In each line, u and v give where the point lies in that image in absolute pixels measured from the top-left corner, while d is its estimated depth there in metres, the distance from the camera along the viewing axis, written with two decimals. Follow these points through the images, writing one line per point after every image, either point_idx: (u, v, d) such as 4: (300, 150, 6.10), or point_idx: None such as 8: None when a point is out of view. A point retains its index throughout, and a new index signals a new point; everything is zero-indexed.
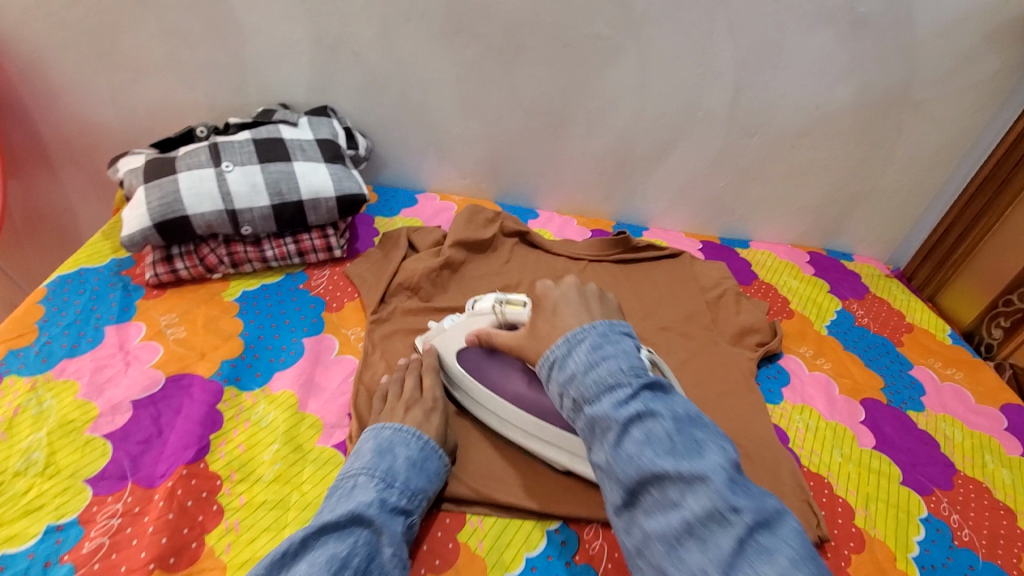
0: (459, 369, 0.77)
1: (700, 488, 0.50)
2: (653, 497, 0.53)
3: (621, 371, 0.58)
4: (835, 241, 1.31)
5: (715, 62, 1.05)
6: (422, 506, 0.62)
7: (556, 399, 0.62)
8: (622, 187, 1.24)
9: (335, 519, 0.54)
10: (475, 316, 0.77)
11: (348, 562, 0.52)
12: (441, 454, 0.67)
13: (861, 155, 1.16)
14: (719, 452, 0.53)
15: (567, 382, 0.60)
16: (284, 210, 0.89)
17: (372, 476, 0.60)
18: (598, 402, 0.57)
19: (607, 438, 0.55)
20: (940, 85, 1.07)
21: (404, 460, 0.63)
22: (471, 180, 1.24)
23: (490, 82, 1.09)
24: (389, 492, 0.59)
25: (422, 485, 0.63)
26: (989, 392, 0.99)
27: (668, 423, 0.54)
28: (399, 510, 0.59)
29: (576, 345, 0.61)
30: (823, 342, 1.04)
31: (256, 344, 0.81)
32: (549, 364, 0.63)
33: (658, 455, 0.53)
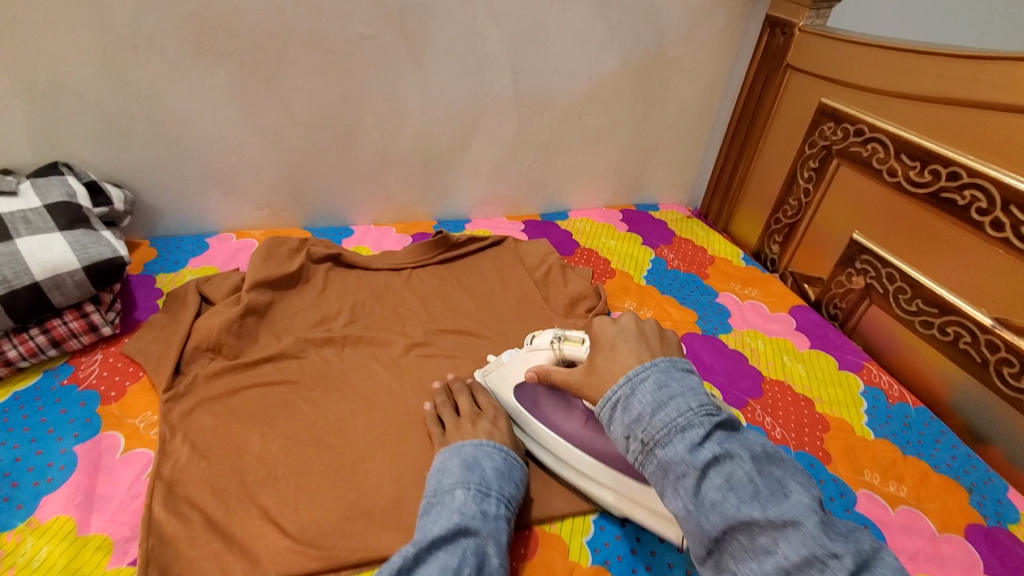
0: (513, 400, 0.78)
1: (795, 534, 0.45)
2: (740, 542, 0.47)
3: (692, 411, 0.51)
4: (641, 194, 1.42)
5: (486, 47, 1.05)
6: (513, 514, 0.63)
7: (618, 444, 0.54)
8: (434, 185, 1.21)
9: (442, 532, 0.56)
10: (534, 352, 0.75)
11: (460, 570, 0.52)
12: (519, 463, 0.69)
13: (642, 114, 1.25)
14: (804, 491, 0.48)
15: (632, 425, 0.53)
16: (15, 299, 0.73)
17: (468, 487, 0.61)
18: (670, 445, 0.50)
19: (684, 485, 0.49)
20: (688, 41, 1.19)
21: (493, 472, 0.65)
22: (269, 210, 1.13)
23: (257, 103, 0.99)
24: (486, 503, 0.60)
25: (512, 493, 0.64)
26: (779, 299, 1.15)
27: (749, 464, 0.48)
28: (501, 521, 0.60)
29: (640, 385, 0.53)
30: (644, 292, 1.11)
31: (11, 469, 0.65)
32: (608, 405, 0.55)
33: (742, 502, 0.47)
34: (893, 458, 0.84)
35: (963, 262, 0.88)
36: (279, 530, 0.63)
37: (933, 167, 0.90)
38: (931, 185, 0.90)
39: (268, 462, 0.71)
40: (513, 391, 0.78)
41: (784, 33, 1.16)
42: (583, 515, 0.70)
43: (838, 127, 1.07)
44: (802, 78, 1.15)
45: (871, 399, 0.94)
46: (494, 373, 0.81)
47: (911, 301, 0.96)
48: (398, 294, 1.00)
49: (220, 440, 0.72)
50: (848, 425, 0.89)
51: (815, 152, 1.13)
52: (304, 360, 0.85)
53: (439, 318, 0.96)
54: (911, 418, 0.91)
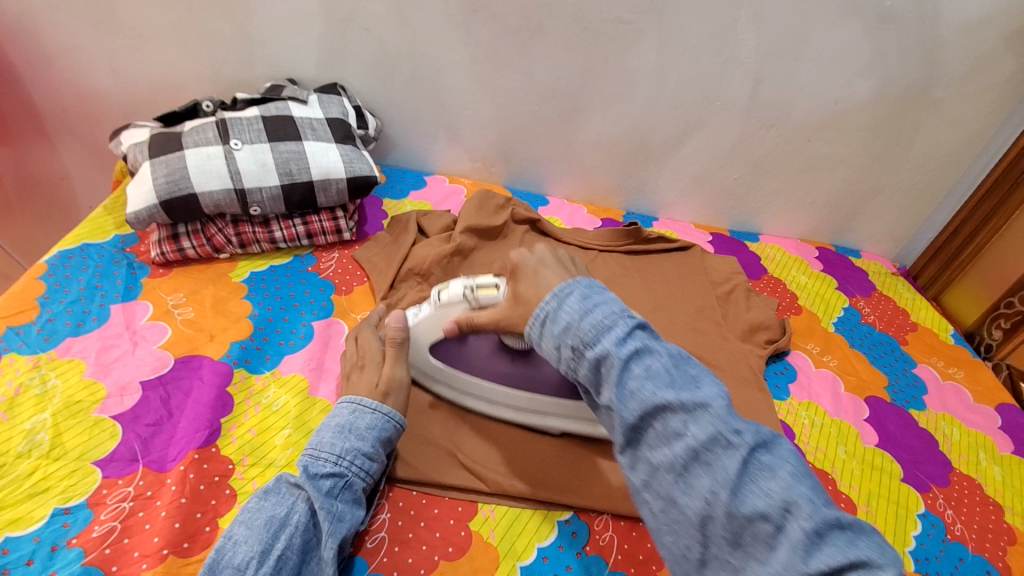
0: (433, 362, 0.74)
1: (704, 416, 0.49)
2: (655, 429, 0.51)
3: (615, 313, 0.55)
4: (844, 236, 1.31)
5: (737, 51, 1.02)
6: (360, 468, 0.61)
7: (551, 356, 0.57)
8: (635, 176, 1.22)
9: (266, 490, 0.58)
10: (444, 308, 0.69)
11: (284, 522, 0.55)
12: (370, 410, 0.64)
13: (877, 152, 1.15)
14: (712, 383, 0.52)
15: (562, 333, 0.55)
16: (294, 191, 0.86)
17: (306, 449, 0.62)
18: (598, 344, 0.53)
19: (613, 376, 0.52)
20: (960, 84, 1.06)
21: (334, 429, 0.63)
22: (481, 163, 1.21)
23: (505, 64, 1.06)
24: (313, 460, 0.60)
25: (354, 447, 0.61)
26: (988, 391, 1.01)
27: (666, 358, 0.53)
28: (332, 471, 0.60)
29: (567, 297, 0.57)
30: (831, 339, 1.04)
31: (266, 325, 0.80)
32: (539, 320, 0.58)
33: (659, 388, 0.51)
34: None
35: None
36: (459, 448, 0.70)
37: None
38: None
39: None
40: (430, 353, 0.73)
41: None
42: None
43: None
44: None
45: None
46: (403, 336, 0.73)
47: None
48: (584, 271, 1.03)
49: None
50: None
51: None
52: None
53: None
54: None
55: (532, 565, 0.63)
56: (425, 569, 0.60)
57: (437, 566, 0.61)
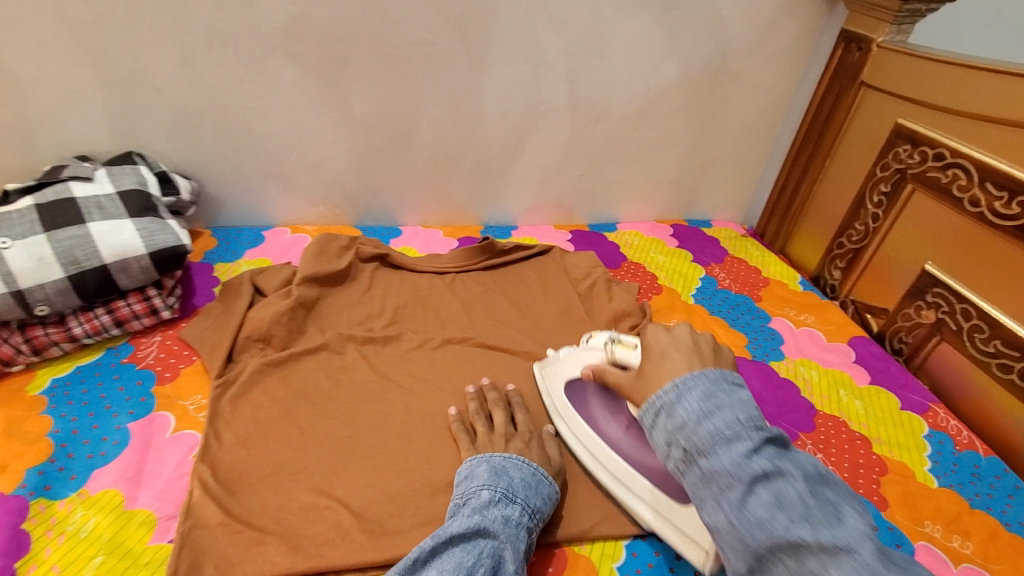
0: (564, 396, 0.79)
1: (848, 565, 0.41)
2: (787, 567, 0.44)
3: (738, 422, 0.50)
4: (694, 210, 1.37)
5: (544, 55, 1.05)
6: (538, 527, 0.63)
7: (660, 451, 0.54)
8: (483, 190, 1.21)
9: (462, 530, 0.57)
10: (589, 351, 0.79)
11: (473, 569, 0.53)
12: (550, 479, 0.67)
13: (701, 127, 1.22)
14: (861, 523, 0.45)
15: (675, 432, 0.53)
16: (86, 280, 0.78)
17: (495, 491, 0.62)
18: (713, 455, 0.50)
19: (729, 496, 0.48)
20: (754, 53, 1.14)
21: (519, 481, 0.64)
22: (323, 207, 1.16)
23: (319, 103, 1.02)
24: (509, 509, 0.60)
25: (540, 505, 0.64)
26: (837, 329, 1.08)
27: (801, 484, 0.46)
28: (524, 528, 0.60)
29: (687, 392, 0.54)
30: (691, 311, 1.08)
31: (70, 440, 0.69)
32: (653, 410, 0.55)
33: (793, 524, 0.44)
34: (958, 511, 0.77)
35: None
36: (313, 523, 0.64)
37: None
38: (1018, 217, 0.83)
39: (304, 456, 0.71)
40: (564, 387, 0.79)
41: (860, 49, 1.09)
42: (615, 539, 0.68)
43: (915, 150, 1.00)
44: (879, 97, 1.08)
45: (936, 443, 0.87)
46: (550, 366, 0.83)
47: (988, 342, 0.88)
48: (441, 297, 1.00)
49: (264, 426, 0.74)
50: (909, 471, 0.83)
51: (887, 175, 1.06)
52: (345, 357, 0.86)
53: (479, 325, 0.96)
54: (984, 469, 0.84)
55: None
56: None
57: None
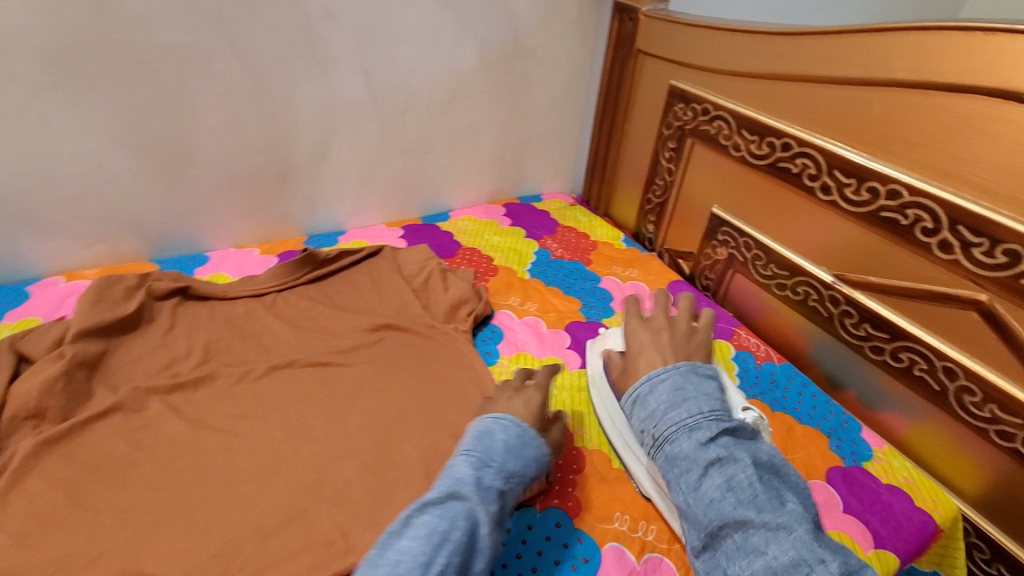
0: (597, 369, 0.87)
1: (784, 536, 0.52)
2: (734, 541, 0.53)
3: (701, 414, 0.61)
4: (523, 187, 1.41)
5: (329, 47, 0.99)
6: (517, 490, 0.62)
7: (637, 436, 0.65)
8: (298, 198, 1.13)
9: (435, 496, 0.56)
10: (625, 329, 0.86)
11: (449, 535, 0.53)
12: (537, 441, 0.66)
13: (509, 106, 1.24)
14: (796, 502, 0.56)
15: (648, 420, 0.63)
16: None
17: (467, 456, 0.61)
18: (677, 442, 0.60)
19: (690, 480, 0.57)
20: (543, 30, 1.19)
21: (502, 443, 0.63)
22: (105, 244, 1.00)
23: (63, 126, 0.87)
24: (484, 472, 0.60)
25: (521, 468, 0.63)
26: (658, 277, 1.19)
27: (750, 469, 0.56)
28: (498, 491, 0.59)
29: (658, 385, 0.65)
30: (528, 286, 1.12)
31: None
32: (631, 401, 0.67)
33: (740, 502, 0.54)
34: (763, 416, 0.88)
35: (811, 227, 0.94)
36: None
37: (770, 140, 0.96)
38: (769, 156, 0.97)
39: (101, 538, 0.62)
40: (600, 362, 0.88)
41: (631, 19, 1.19)
42: None
43: (688, 107, 1.12)
44: (653, 63, 1.18)
45: (742, 362, 0.99)
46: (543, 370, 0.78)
47: (767, 267, 1.03)
48: (261, 322, 0.92)
49: (46, 516, 0.63)
50: None
51: (671, 133, 1.17)
52: (147, 412, 0.76)
53: (309, 343, 0.90)
54: (778, 375, 0.97)
55: None
56: None
57: None
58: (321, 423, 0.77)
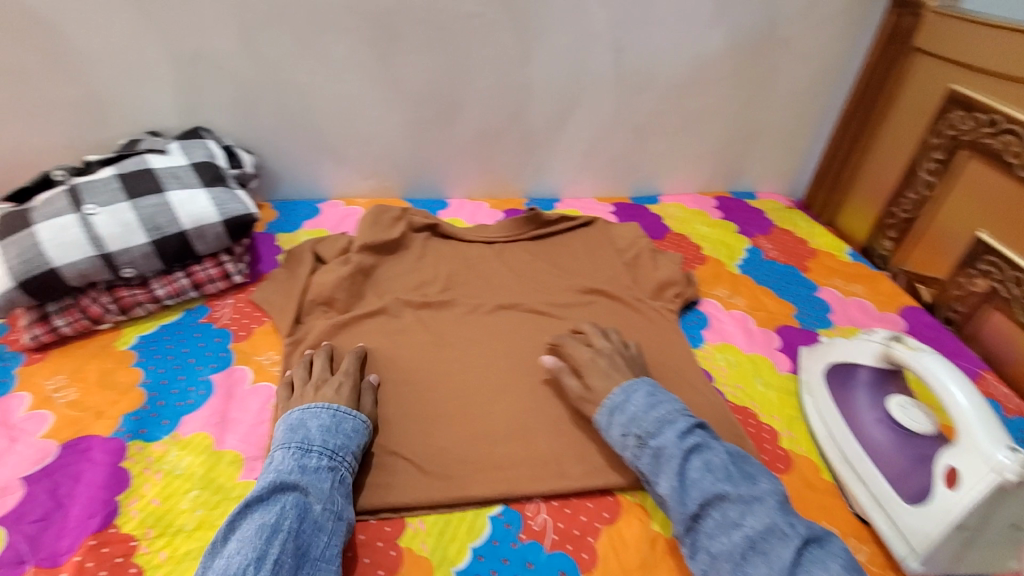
0: (819, 374, 0.83)
1: (758, 508, 0.57)
2: (715, 519, 0.58)
3: (676, 412, 0.66)
4: (738, 182, 1.36)
5: (591, 24, 1.05)
6: (350, 462, 0.64)
7: (617, 442, 0.67)
8: (528, 163, 1.23)
9: (258, 493, 0.58)
10: (864, 341, 0.78)
11: (278, 525, 0.55)
12: (355, 414, 0.68)
13: (747, 97, 1.20)
14: (769, 482, 0.61)
15: (629, 424, 0.66)
16: (167, 244, 0.83)
17: (288, 448, 0.62)
18: (659, 437, 0.64)
19: (670, 468, 0.61)
20: (805, 17, 1.12)
21: (318, 428, 0.64)
22: (374, 180, 1.19)
23: (370, 77, 1.05)
24: (306, 459, 0.61)
25: (344, 442, 0.65)
26: (888, 299, 1.07)
27: (723, 455, 0.62)
28: (326, 470, 0.61)
29: (634, 394, 0.69)
30: (738, 281, 1.09)
31: (160, 390, 0.75)
32: (608, 411, 0.69)
33: (718, 480, 0.60)
34: None
35: None
36: (383, 468, 0.68)
37: None
38: None
39: (370, 407, 0.76)
40: (823, 366, 0.82)
41: (913, 13, 1.09)
42: None
43: (969, 116, 0.99)
44: (932, 64, 1.07)
45: None
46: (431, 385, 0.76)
47: None
48: (490, 265, 1.03)
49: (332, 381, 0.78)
50: None
51: (941, 142, 1.05)
52: (402, 320, 0.90)
53: (529, 292, 0.98)
54: None
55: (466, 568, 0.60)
56: None
57: None
58: (539, 363, 0.85)
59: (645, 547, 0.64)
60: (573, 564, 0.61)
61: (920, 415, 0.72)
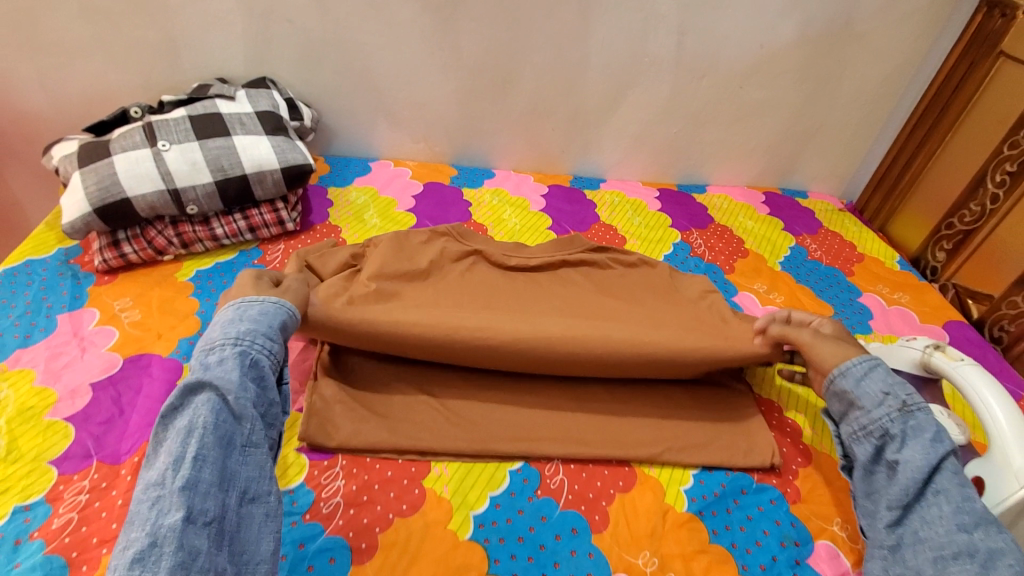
0: None
1: (992, 527, 0.54)
2: (940, 512, 0.55)
3: None
4: (790, 179, 1.33)
5: (657, 4, 1.04)
6: (274, 347, 0.58)
7: (868, 392, 0.62)
8: (577, 139, 1.23)
9: (172, 400, 0.51)
10: (901, 347, 0.76)
11: (194, 425, 0.49)
12: (260, 301, 0.60)
13: (810, 91, 1.17)
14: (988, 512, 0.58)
15: (896, 386, 0.62)
16: (228, 186, 0.88)
17: (202, 348, 0.55)
18: (927, 416, 0.59)
19: (933, 448, 0.57)
20: (882, 14, 1.08)
21: (219, 326, 0.57)
22: (424, 143, 1.22)
23: (431, 41, 1.07)
24: (218, 354, 0.54)
25: (259, 328, 0.58)
26: (934, 311, 1.04)
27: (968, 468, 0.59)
28: (249, 360, 0.55)
29: (891, 365, 0.64)
30: (777, 277, 1.07)
31: (213, 320, 0.81)
32: (870, 363, 0.64)
33: (966, 484, 0.56)
34: None
35: None
36: (414, 413, 0.71)
37: None
38: None
39: None
40: None
41: (1004, 15, 1.03)
42: (686, 467, 0.71)
43: None
44: (1017, 70, 1.02)
45: None
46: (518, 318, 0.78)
47: None
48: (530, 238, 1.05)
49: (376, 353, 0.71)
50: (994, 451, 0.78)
51: (1014, 153, 1.01)
52: None
53: None
54: None
55: (484, 513, 0.64)
56: (380, 528, 0.61)
57: (393, 524, 0.62)
58: None
59: (658, 518, 0.66)
60: (585, 523, 0.64)
61: (954, 425, 0.68)
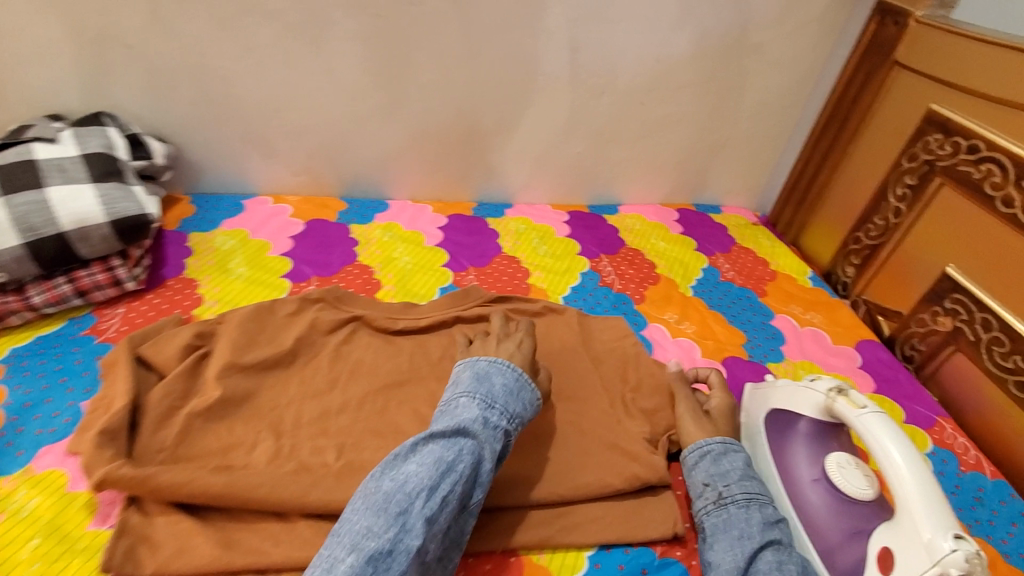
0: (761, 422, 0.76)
1: None
2: None
3: (765, 495, 0.64)
4: (703, 194, 1.28)
5: (544, 19, 0.97)
6: (516, 430, 0.64)
7: (696, 487, 0.67)
8: (476, 164, 1.14)
9: (443, 428, 0.57)
10: (805, 389, 0.71)
11: (454, 465, 0.54)
12: (532, 387, 0.68)
13: (713, 106, 1.13)
14: None
15: (716, 477, 0.66)
16: (42, 247, 0.76)
17: (473, 397, 0.62)
18: (743, 508, 0.62)
19: (741, 547, 0.59)
20: (777, 25, 1.04)
21: (500, 386, 0.65)
22: (306, 176, 1.10)
23: (299, 64, 0.96)
24: (489, 413, 0.61)
25: (520, 410, 0.65)
26: (846, 331, 1.01)
27: (799, 567, 0.57)
28: (502, 430, 0.61)
29: (734, 453, 0.69)
30: (688, 304, 1.02)
31: (19, 415, 0.67)
32: (699, 453, 0.70)
33: None
34: None
35: None
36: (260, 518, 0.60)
37: None
38: None
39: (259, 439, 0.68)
40: (767, 414, 0.76)
41: (896, 22, 1.00)
42: (579, 549, 0.63)
43: (947, 140, 0.92)
44: (911, 79, 0.99)
45: (940, 463, 0.80)
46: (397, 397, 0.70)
47: (1007, 356, 0.82)
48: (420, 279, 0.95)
49: (218, 471, 0.61)
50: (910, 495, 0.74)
51: (914, 167, 0.98)
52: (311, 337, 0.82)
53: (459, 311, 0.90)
54: (988, 492, 0.77)
55: None
56: None
57: None
58: None
59: None
60: None
61: (861, 479, 0.64)
